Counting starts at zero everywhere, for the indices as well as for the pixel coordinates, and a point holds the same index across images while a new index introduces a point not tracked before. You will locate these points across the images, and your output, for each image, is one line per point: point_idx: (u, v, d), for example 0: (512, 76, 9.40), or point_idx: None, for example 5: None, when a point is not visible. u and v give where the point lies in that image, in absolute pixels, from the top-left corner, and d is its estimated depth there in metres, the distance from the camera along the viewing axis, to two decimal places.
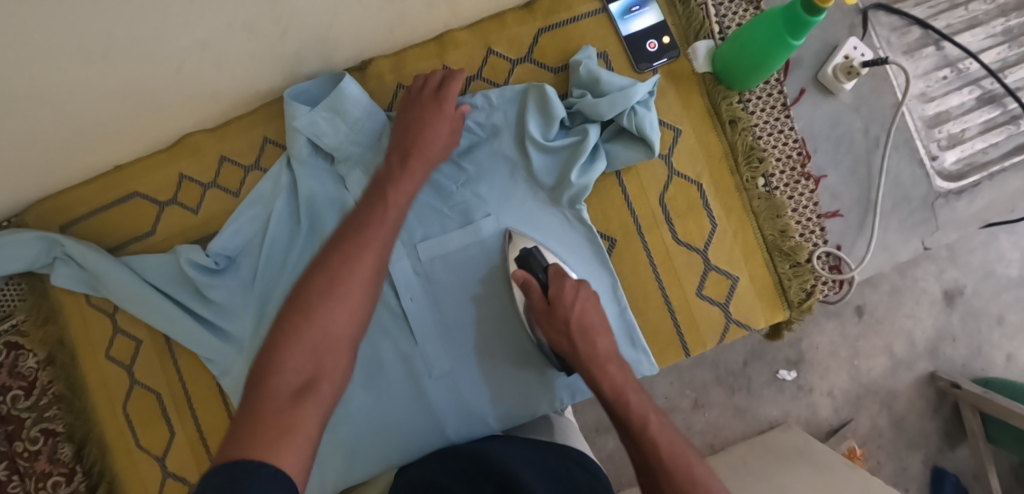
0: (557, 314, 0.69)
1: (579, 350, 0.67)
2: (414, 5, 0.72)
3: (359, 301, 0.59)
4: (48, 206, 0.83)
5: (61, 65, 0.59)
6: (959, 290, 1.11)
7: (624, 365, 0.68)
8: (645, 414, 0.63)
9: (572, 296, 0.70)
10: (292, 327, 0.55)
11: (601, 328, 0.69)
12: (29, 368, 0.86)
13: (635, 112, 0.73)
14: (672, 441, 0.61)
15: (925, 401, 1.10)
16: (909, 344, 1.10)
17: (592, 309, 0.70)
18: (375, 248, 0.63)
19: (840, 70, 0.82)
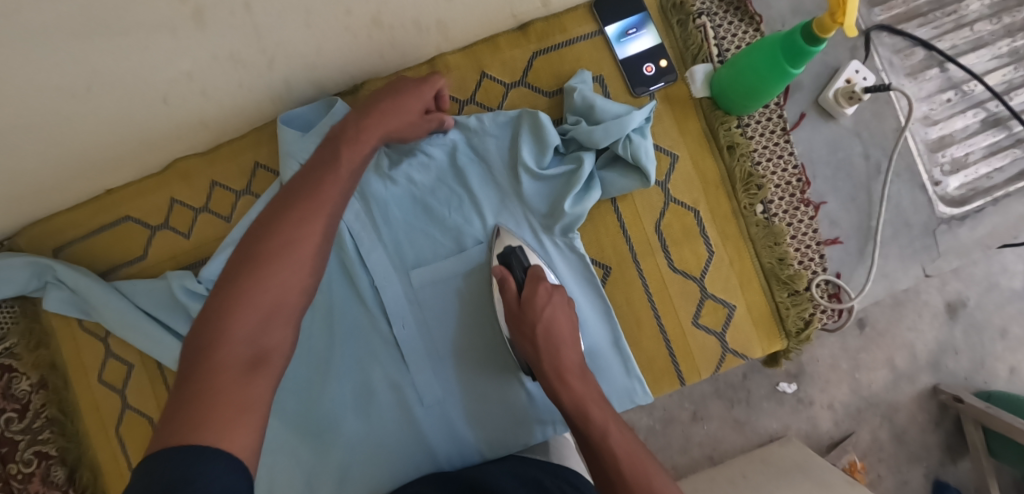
0: (524, 318, 0.69)
1: (543, 359, 0.67)
2: (404, 32, 0.70)
3: (311, 266, 0.57)
4: (40, 230, 0.83)
5: (42, 101, 0.58)
6: (962, 302, 1.08)
7: (587, 376, 0.68)
8: (607, 425, 0.63)
9: (543, 302, 0.69)
10: (241, 290, 0.52)
11: (568, 338, 0.69)
12: (23, 390, 0.86)
13: (630, 140, 0.72)
14: (633, 455, 0.61)
15: (927, 414, 1.08)
16: (910, 357, 1.08)
17: (561, 317, 0.70)
18: (329, 207, 0.60)
19: (841, 94, 0.80)
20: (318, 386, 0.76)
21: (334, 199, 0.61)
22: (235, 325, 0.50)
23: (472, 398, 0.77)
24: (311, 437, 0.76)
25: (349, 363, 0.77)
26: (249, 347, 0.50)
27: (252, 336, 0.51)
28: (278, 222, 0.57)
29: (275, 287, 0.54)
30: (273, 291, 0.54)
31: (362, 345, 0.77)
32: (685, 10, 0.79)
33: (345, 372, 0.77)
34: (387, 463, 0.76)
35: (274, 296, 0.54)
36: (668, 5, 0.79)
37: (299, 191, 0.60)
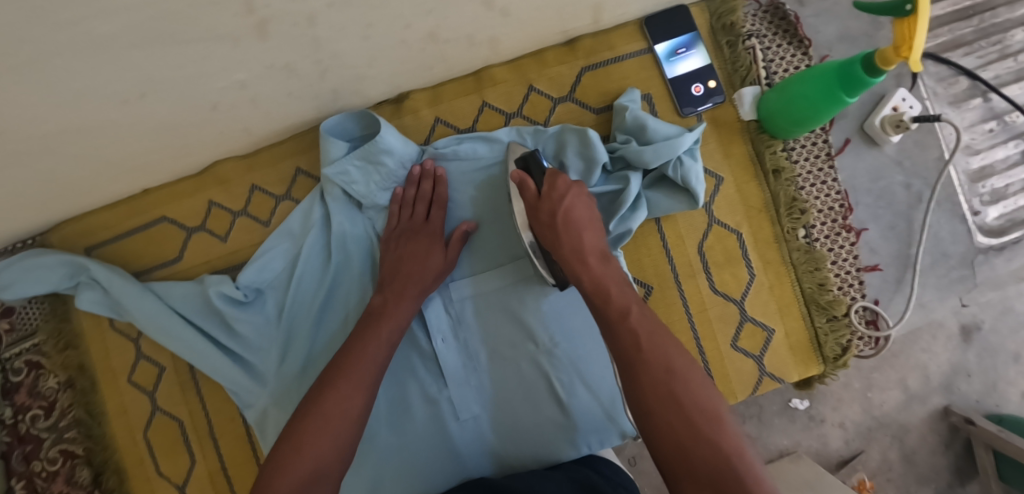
0: (543, 208, 0.67)
1: (562, 242, 0.65)
2: (457, 46, 0.70)
3: (348, 421, 0.60)
4: (72, 228, 0.81)
5: (94, 107, 0.57)
6: (976, 325, 0.92)
7: (610, 263, 0.64)
8: (627, 304, 0.58)
9: (562, 193, 0.68)
10: (286, 455, 0.57)
11: (590, 229, 0.66)
12: (49, 388, 0.85)
13: (681, 162, 0.72)
14: (654, 334, 0.54)
15: (936, 437, 0.93)
16: (923, 378, 0.93)
17: (581, 208, 0.67)
18: (366, 369, 0.64)
19: (888, 122, 0.80)
20: None
21: (370, 376, 0.64)
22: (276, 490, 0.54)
23: (508, 415, 0.76)
24: None
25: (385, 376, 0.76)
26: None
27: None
28: (317, 398, 0.61)
29: (308, 460, 0.56)
30: (311, 461, 0.56)
31: (397, 357, 0.77)
32: (735, 31, 0.79)
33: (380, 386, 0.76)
34: (420, 479, 0.74)
35: (310, 470, 0.56)
36: (718, 25, 0.79)
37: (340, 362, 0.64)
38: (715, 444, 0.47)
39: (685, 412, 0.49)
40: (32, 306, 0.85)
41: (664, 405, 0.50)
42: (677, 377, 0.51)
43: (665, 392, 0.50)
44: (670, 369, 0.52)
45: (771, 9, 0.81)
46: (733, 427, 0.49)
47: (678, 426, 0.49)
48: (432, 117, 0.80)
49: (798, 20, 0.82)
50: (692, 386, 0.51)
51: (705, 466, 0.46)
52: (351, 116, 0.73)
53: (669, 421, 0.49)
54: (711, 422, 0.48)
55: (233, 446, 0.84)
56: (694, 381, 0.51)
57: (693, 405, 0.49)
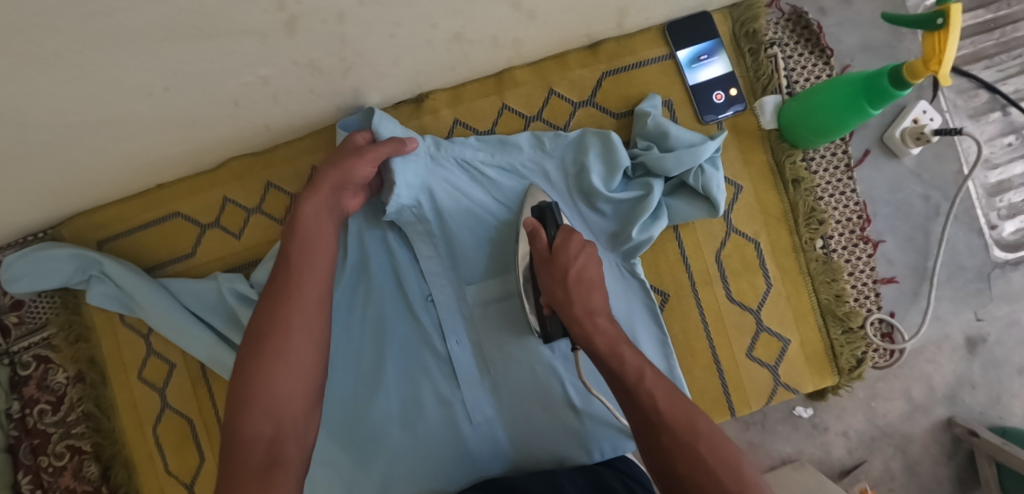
0: (555, 266, 0.62)
1: (574, 301, 0.60)
2: (480, 46, 0.70)
3: (301, 340, 0.59)
4: (84, 222, 0.81)
5: (117, 100, 0.56)
6: (982, 337, 0.91)
7: (617, 323, 0.61)
8: (643, 366, 0.56)
9: (574, 251, 0.63)
10: (247, 389, 0.56)
11: (599, 287, 0.62)
12: (58, 382, 0.85)
13: (702, 171, 0.72)
14: (673, 397, 0.55)
15: (939, 448, 0.93)
16: (927, 389, 0.93)
17: (593, 266, 0.63)
18: (301, 286, 0.61)
19: (908, 134, 0.79)
20: (367, 397, 0.76)
21: (315, 295, 0.62)
22: (246, 430, 0.54)
23: (521, 417, 0.76)
24: (355, 448, 0.75)
25: (399, 377, 0.76)
26: (265, 451, 0.54)
27: (269, 439, 0.55)
28: (256, 323, 0.60)
29: (271, 394, 0.56)
30: (271, 392, 0.56)
31: (411, 358, 0.77)
32: (757, 39, 0.79)
33: (393, 385, 0.76)
34: (432, 480, 0.74)
35: (274, 403, 0.56)
36: (740, 33, 0.79)
37: (274, 287, 0.61)
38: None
39: (714, 475, 0.50)
40: (42, 299, 0.84)
41: (693, 469, 0.51)
42: (701, 439, 0.52)
43: (694, 456, 0.51)
44: (692, 429, 0.53)
45: (794, 17, 0.81)
46: (756, 481, 0.51)
47: (710, 491, 0.50)
48: (451, 118, 0.80)
49: (821, 29, 0.81)
50: (712, 444, 0.52)
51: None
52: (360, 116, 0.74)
53: (702, 486, 0.50)
54: (739, 483, 0.50)
55: None
56: (716, 440, 0.53)
57: (718, 465, 0.51)
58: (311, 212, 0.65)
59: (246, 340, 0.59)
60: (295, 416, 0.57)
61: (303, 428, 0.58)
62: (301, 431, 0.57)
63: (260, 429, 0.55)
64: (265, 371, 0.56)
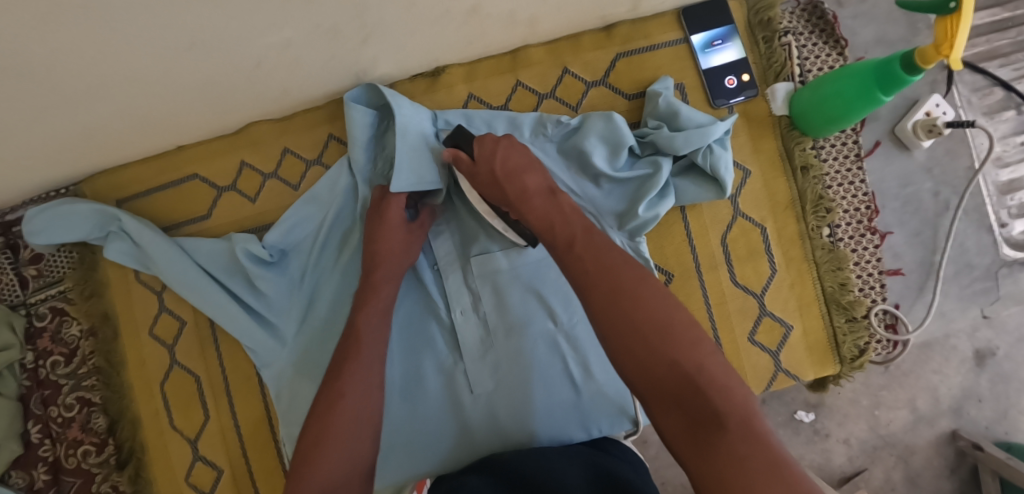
0: (481, 170, 0.64)
1: (505, 188, 0.61)
2: (497, 22, 0.72)
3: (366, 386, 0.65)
4: (105, 181, 0.83)
5: (143, 56, 0.58)
6: (990, 351, 0.91)
7: (559, 196, 0.60)
8: (574, 236, 0.55)
9: (491, 149, 0.64)
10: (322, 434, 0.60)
11: (531, 168, 0.63)
12: (72, 336, 0.88)
13: (711, 151, 0.73)
14: (603, 261, 0.51)
15: (942, 461, 0.92)
16: (933, 401, 0.92)
17: (515, 153, 0.64)
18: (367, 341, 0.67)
19: (920, 126, 0.80)
20: None
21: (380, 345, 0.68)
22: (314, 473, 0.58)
23: (520, 389, 0.76)
24: None
25: (402, 345, 0.78)
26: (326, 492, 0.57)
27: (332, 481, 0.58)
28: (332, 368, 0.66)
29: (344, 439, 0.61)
30: (332, 471, 0.58)
31: (415, 328, 0.78)
32: (772, 27, 0.79)
33: (397, 353, 0.78)
34: (430, 451, 0.76)
35: (344, 448, 0.60)
36: (755, 20, 0.80)
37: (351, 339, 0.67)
38: (669, 359, 0.44)
39: (638, 333, 0.46)
40: (61, 254, 0.87)
41: (621, 334, 0.46)
42: (625, 297, 0.48)
43: (618, 316, 0.47)
44: (620, 290, 0.48)
45: (809, 8, 0.82)
46: (690, 335, 0.46)
47: (637, 351, 0.45)
48: (466, 93, 0.81)
49: (836, 19, 0.82)
50: (638, 301, 0.47)
51: (667, 385, 0.44)
52: (370, 88, 0.76)
53: (628, 347, 0.46)
54: (667, 339, 0.45)
55: (249, 406, 0.85)
56: (643, 295, 0.48)
57: (642, 321, 0.46)
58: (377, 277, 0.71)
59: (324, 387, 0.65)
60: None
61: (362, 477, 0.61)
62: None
63: (325, 472, 0.58)
64: (323, 456, 0.59)
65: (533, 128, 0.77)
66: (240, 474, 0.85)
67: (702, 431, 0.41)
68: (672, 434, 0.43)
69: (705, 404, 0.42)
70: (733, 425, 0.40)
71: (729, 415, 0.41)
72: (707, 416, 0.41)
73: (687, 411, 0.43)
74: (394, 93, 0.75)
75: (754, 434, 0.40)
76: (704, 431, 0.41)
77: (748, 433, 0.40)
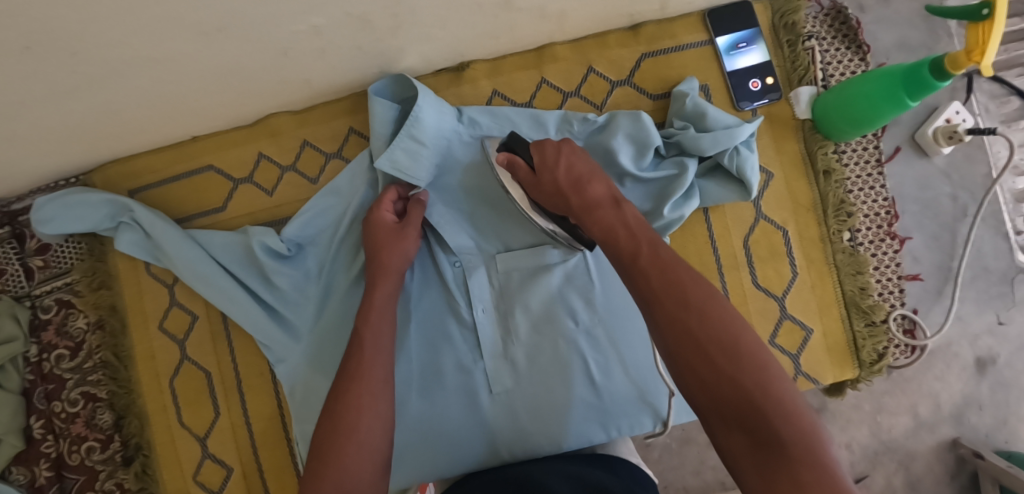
0: (544, 180, 0.63)
1: (571, 199, 0.60)
2: (527, 17, 0.71)
3: (377, 378, 0.63)
4: (117, 170, 0.81)
5: (169, 39, 0.57)
6: (989, 358, 0.91)
7: (624, 205, 0.56)
8: (637, 244, 0.50)
9: (554, 157, 0.63)
10: (334, 426, 0.59)
11: (599, 176, 0.60)
12: (78, 328, 0.85)
13: (738, 152, 0.73)
14: (668, 270, 0.47)
15: (942, 468, 0.92)
16: (933, 407, 0.92)
17: (580, 161, 0.62)
18: (375, 334, 0.67)
19: (941, 133, 0.80)
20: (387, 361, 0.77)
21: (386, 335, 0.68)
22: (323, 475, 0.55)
23: (541, 390, 0.75)
24: None
25: (421, 343, 0.77)
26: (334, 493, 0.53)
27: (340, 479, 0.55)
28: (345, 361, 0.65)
29: (355, 431, 0.58)
30: (344, 466, 0.56)
31: (436, 326, 0.77)
32: (796, 31, 0.80)
33: (416, 351, 0.77)
34: (449, 452, 0.75)
35: (354, 439, 0.58)
36: (780, 24, 0.80)
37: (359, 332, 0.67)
38: (736, 382, 0.41)
39: (703, 351, 0.42)
40: (68, 244, 0.85)
41: (685, 351, 0.43)
42: (692, 310, 0.44)
43: (681, 331, 0.43)
44: (686, 303, 0.44)
45: (833, 12, 0.82)
46: (760, 356, 0.42)
47: (702, 372, 0.42)
48: (490, 89, 0.81)
49: (859, 25, 0.82)
50: (705, 315, 0.43)
51: (733, 408, 0.40)
52: (392, 80, 0.75)
53: (691, 365, 0.42)
54: (733, 359, 0.41)
55: (260, 402, 0.83)
56: (711, 309, 0.44)
57: (708, 339, 0.42)
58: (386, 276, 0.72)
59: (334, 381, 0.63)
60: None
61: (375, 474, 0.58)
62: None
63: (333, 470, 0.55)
64: (343, 449, 0.57)
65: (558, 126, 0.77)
66: (249, 472, 0.83)
67: (767, 460, 0.38)
68: (735, 459, 0.40)
69: (771, 432, 0.39)
70: (801, 457, 0.37)
71: (795, 445, 0.38)
72: (773, 443, 0.38)
73: (753, 438, 0.39)
74: (419, 87, 0.74)
75: (822, 469, 0.37)
76: (770, 461, 0.38)
77: (816, 466, 0.37)
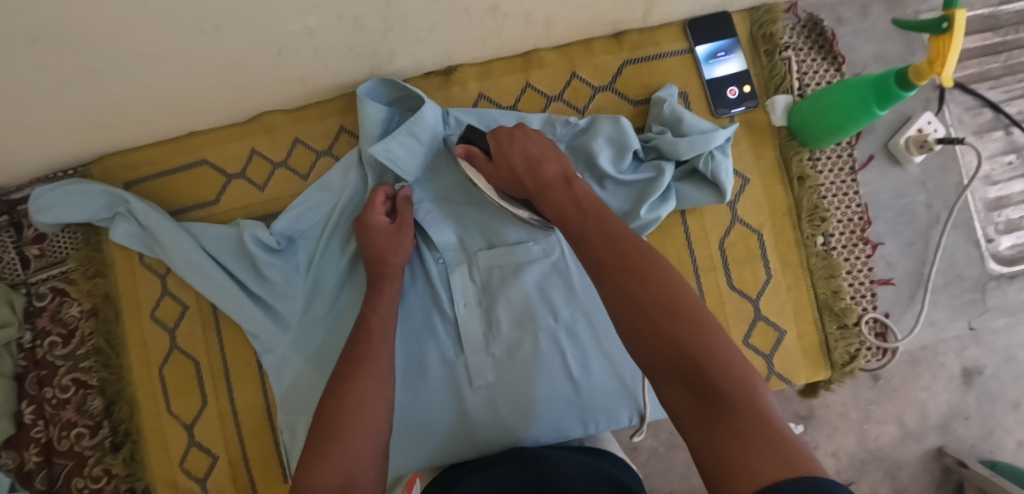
0: (501, 166, 0.69)
1: (527, 181, 0.65)
2: (513, 23, 0.74)
3: (382, 365, 0.66)
4: (114, 162, 0.84)
5: (167, 34, 0.59)
6: (978, 369, 0.92)
7: (574, 183, 0.62)
8: (587, 223, 0.55)
9: (508, 144, 0.68)
10: (342, 406, 0.61)
11: (552, 158, 0.66)
12: (71, 316, 0.88)
13: (713, 156, 0.75)
14: (614, 241, 0.51)
15: (928, 478, 0.93)
16: (920, 417, 0.93)
17: (531, 143, 0.68)
18: (378, 326, 0.70)
19: (913, 142, 0.84)
20: None
21: (389, 326, 0.71)
22: (331, 452, 0.57)
23: (521, 384, 0.77)
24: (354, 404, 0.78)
25: (404, 337, 0.79)
26: (341, 472, 0.56)
27: (346, 456, 0.57)
28: (353, 347, 0.68)
29: (360, 410, 0.61)
30: (348, 445, 0.58)
31: (420, 320, 0.80)
32: (774, 41, 0.83)
33: (399, 343, 0.79)
34: (429, 443, 0.77)
35: (360, 419, 0.61)
36: (758, 34, 0.83)
37: (364, 326, 0.70)
38: (672, 338, 0.43)
39: (643, 312, 0.45)
40: (65, 234, 0.87)
41: (627, 312, 0.46)
42: (634, 276, 0.47)
43: (623, 295, 0.47)
44: (627, 269, 0.48)
45: (809, 24, 0.85)
46: (697, 313, 0.44)
47: (643, 330, 0.45)
48: (477, 92, 0.84)
49: (835, 36, 0.85)
50: (646, 280, 0.47)
51: (673, 363, 0.43)
52: (382, 81, 0.78)
53: (632, 325, 0.45)
54: (670, 316, 0.44)
55: (248, 393, 0.85)
56: (650, 273, 0.47)
57: (646, 300, 0.46)
58: (393, 274, 0.75)
59: (340, 366, 0.66)
60: (369, 471, 0.58)
61: (377, 452, 0.60)
62: (373, 481, 0.58)
63: (337, 446, 0.57)
64: (348, 429, 0.59)
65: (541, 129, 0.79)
66: (235, 460, 0.85)
67: (707, 409, 0.40)
68: (678, 412, 0.42)
69: (708, 384, 0.41)
70: (735, 404, 0.40)
71: (729, 394, 0.40)
72: (710, 395, 0.41)
73: (692, 390, 0.41)
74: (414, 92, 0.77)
75: (756, 415, 0.39)
76: (708, 411, 0.40)
77: (751, 413, 0.39)
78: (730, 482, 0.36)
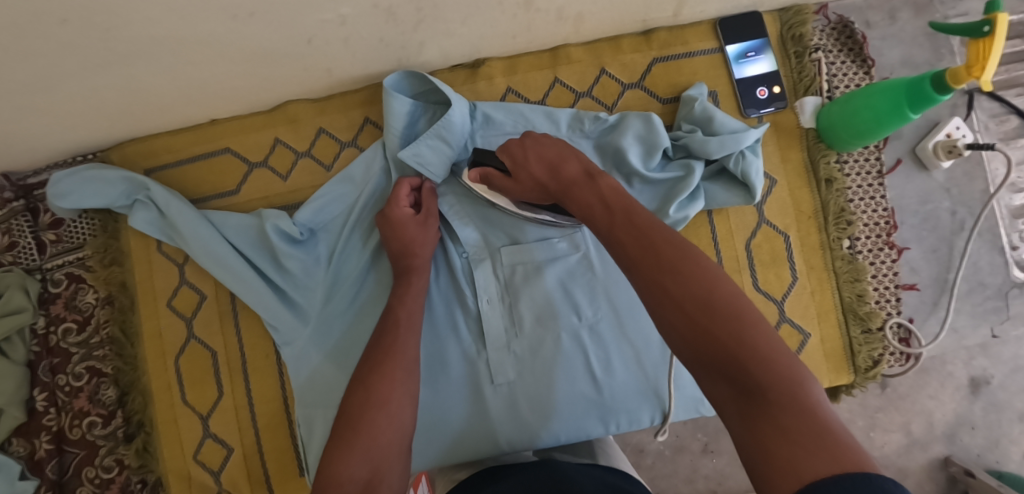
0: (522, 178, 0.66)
1: (551, 183, 0.62)
2: (545, 17, 0.73)
3: (408, 358, 0.65)
4: (134, 148, 0.83)
5: (198, 19, 0.58)
6: (985, 379, 0.92)
7: (596, 176, 0.58)
8: (614, 215, 0.53)
9: (523, 154, 0.66)
10: (366, 400, 0.60)
11: (570, 157, 0.62)
12: (86, 303, 0.86)
13: (743, 156, 0.75)
14: (645, 234, 0.49)
15: (932, 487, 0.93)
16: (926, 425, 0.93)
17: (545, 147, 0.65)
18: (406, 318, 0.69)
19: (941, 147, 0.83)
20: None
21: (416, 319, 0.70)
22: (355, 446, 0.56)
23: (541, 382, 0.77)
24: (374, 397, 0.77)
25: (426, 332, 0.78)
26: (366, 466, 0.54)
27: (370, 450, 0.56)
28: (379, 340, 0.67)
29: (383, 404, 0.60)
30: (373, 439, 0.57)
31: (443, 315, 0.79)
32: (803, 43, 0.82)
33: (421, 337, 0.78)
34: (449, 440, 0.76)
35: (384, 412, 0.59)
36: (788, 35, 0.82)
37: (389, 319, 0.69)
38: (712, 334, 0.42)
39: (680, 308, 0.44)
40: (82, 220, 0.86)
41: (663, 309, 0.44)
42: (667, 271, 0.45)
43: (658, 292, 0.45)
44: (659, 264, 0.46)
45: (839, 26, 0.85)
46: (736, 307, 0.43)
47: (681, 327, 0.43)
48: (505, 86, 0.83)
49: (865, 39, 0.85)
50: (680, 275, 0.45)
51: (714, 359, 0.41)
52: (408, 74, 0.77)
53: (669, 322, 0.44)
54: (708, 312, 0.42)
55: (264, 385, 0.84)
56: (685, 267, 0.45)
57: (683, 296, 0.44)
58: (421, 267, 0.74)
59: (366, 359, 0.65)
60: (395, 465, 0.57)
61: (402, 446, 0.59)
62: (397, 476, 0.56)
63: (364, 440, 0.56)
64: (372, 421, 0.58)
65: (569, 125, 0.79)
66: (250, 452, 0.84)
67: (750, 404, 0.39)
68: (721, 408, 0.41)
69: (750, 380, 0.40)
70: (777, 399, 0.38)
71: (772, 389, 0.39)
72: (753, 391, 0.39)
73: (734, 386, 0.40)
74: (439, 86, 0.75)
75: (800, 409, 0.38)
76: (751, 406, 0.39)
77: (797, 407, 0.38)
78: (775, 479, 0.35)
